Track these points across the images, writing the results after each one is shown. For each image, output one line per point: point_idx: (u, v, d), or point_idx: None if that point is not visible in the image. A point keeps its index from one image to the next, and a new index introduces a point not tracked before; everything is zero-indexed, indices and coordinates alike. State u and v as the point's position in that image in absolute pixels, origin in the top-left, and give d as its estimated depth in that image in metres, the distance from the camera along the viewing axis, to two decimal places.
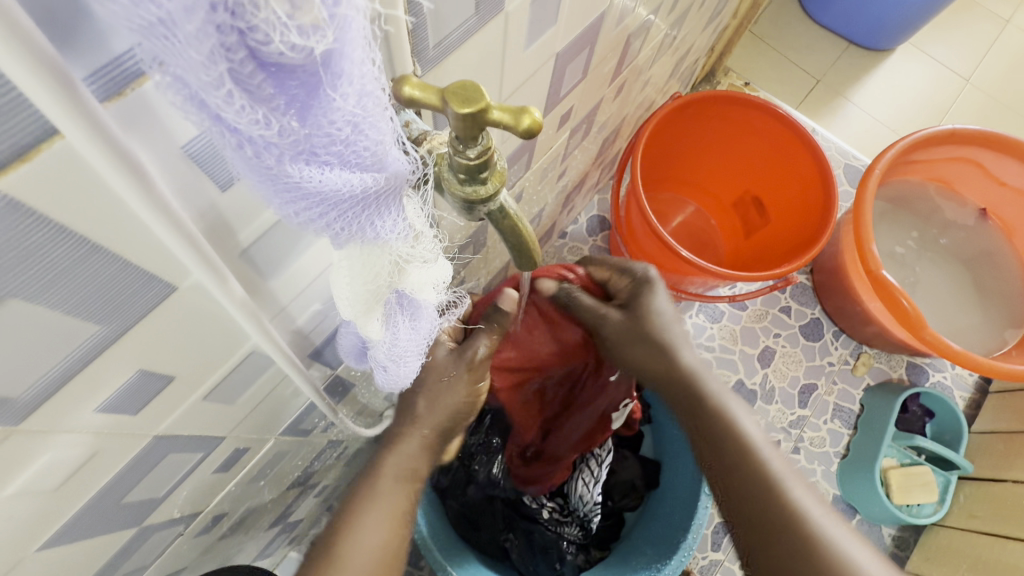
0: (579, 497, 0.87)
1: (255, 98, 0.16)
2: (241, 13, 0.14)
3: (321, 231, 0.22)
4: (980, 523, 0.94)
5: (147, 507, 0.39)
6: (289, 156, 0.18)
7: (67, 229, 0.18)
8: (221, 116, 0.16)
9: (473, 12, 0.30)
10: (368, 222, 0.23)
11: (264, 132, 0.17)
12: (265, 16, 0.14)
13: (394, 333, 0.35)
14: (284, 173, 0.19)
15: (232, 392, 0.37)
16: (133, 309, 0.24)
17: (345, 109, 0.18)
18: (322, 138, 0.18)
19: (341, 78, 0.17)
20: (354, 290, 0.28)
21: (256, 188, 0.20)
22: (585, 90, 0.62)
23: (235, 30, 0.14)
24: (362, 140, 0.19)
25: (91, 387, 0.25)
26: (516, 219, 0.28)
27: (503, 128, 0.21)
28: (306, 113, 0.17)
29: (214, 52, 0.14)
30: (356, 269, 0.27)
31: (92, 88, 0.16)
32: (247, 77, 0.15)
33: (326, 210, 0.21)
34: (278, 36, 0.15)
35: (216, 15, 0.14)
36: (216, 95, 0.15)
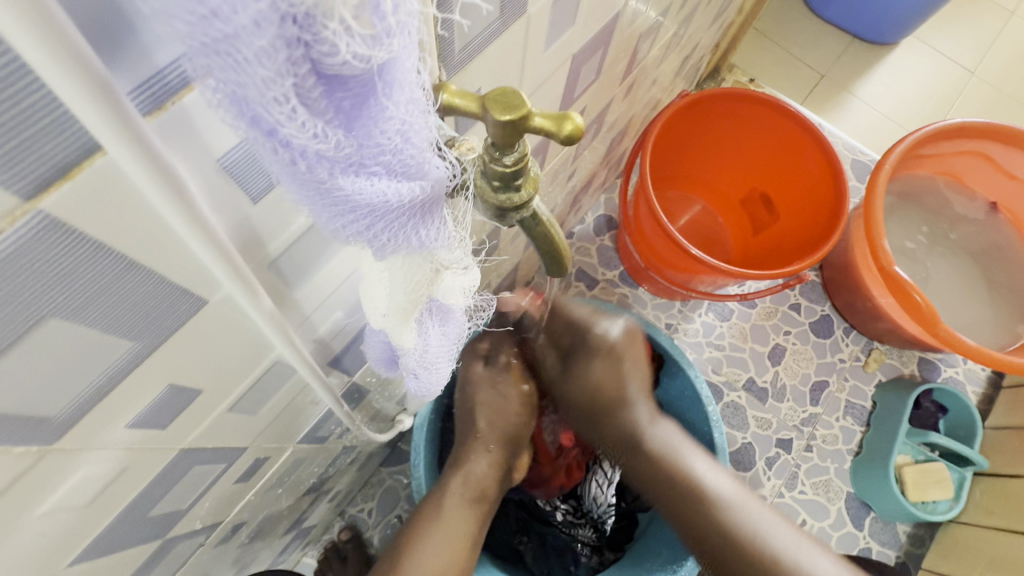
0: (593, 499, 0.89)
1: (314, 111, 0.16)
2: (310, 26, 0.14)
3: (366, 243, 0.22)
4: (997, 520, 0.93)
5: (171, 520, 0.39)
6: (340, 168, 0.18)
7: (107, 246, 0.18)
8: (279, 133, 0.16)
9: (498, 15, 0.30)
10: (413, 231, 0.23)
11: (322, 146, 0.16)
12: (333, 27, 0.14)
13: (425, 339, 0.34)
14: (335, 186, 0.18)
15: (256, 403, 0.36)
16: (166, 324, 0.23)
17: (397, 117, 0.18)
18: (372, 149, 0.18)
19: (394, 86, 0.17)
20: (394, 299, 0.28)
21: (303, 203, 0.19)
22: (597, 91, 0.61)
23: (302, 42, 0.14)
24: (410, 148, 0.19)
25: (123, 403, 0.25)
26: (549, 225, 0.28)
27: (544, 135, 0.20)
28: (359, 125, 0.17)
29: (283, 66, 0.14)
30: (397, 280, 0.27)
31: (135, 101, 0.15)
32: (309, 91, 0.15)
33: (372, 222, 0.21)
34: (344, 46, 0.14)
35: (286, 29, 0.13)
36: (279, 110, 0.15)
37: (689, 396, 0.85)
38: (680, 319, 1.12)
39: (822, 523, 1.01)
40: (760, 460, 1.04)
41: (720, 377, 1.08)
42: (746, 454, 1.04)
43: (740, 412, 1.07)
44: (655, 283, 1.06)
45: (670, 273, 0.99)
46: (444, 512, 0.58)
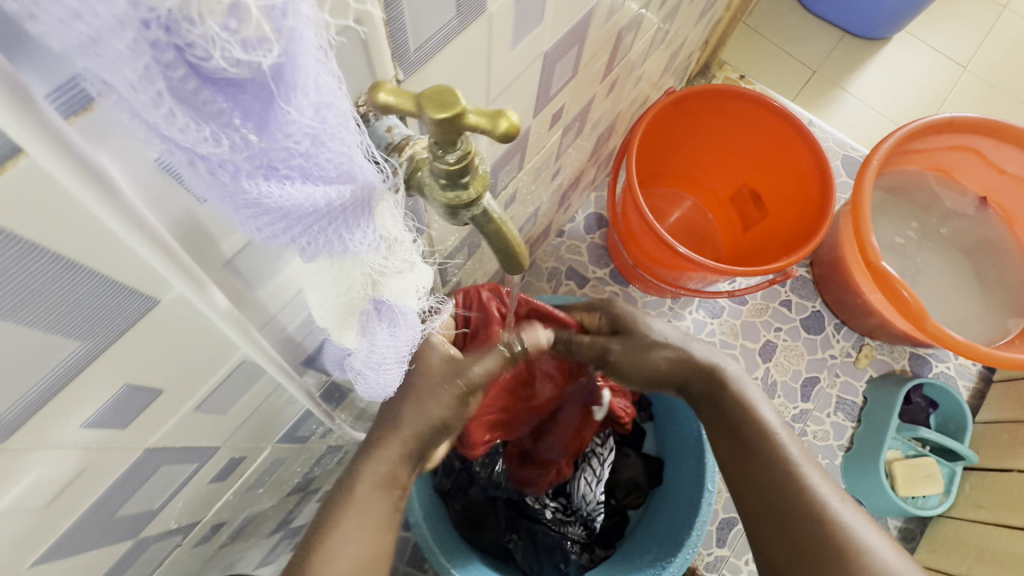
0: (582, 497, 0.87)
1: (202, 114, 0.16)
2: (176, 29, 0.14)
3: (287, 245, 0.23)
4: (987, 514, 0.93)
5: (143, 519, 0.39)
6: (246, 171, 0.18)
7: (40, 246, 0.18)
8: (166, 133, 0.16)
9: (455, 14, 0.30)
10: (338, 236, 0.23)
11: (216, 149, 0.17)
12: (202, 31, 0.14)
13: (371, 339, 0.34)
14: (241, 188, 0.19)
15: (224, 403, 0.37)
16: (115, 325, 0.23)
17: (301, 122, 0.18)
18: (279, 153, 0.18)
19: (295, 91, 0.17)
20: (325, 303, 0.29)
21: (218, 205, 0.20)
22: (576, 87, 0.61)
23: (172, 46, 0.14)
24: (324, 152, 0.19)
25: (77, 402, 0.25)
26: (500, 222, 0.28)
27: (479, 132, 0.21)
28: (260, 129, 0.17)
29: (150, 68, 0.14)
30: (327, 281, 0.28)
31: (54, 104, 0.16)
32: (191, 93, 0.15)
33: (288, 224, 0.21)
34: (218, 51, 0.15)
35: (149, 33, 0.13)
36: (157, 113, 0.15)
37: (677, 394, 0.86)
38: (671, 316, 1.12)
39: None
40: None
41: None
42: None
43: None
44: (644, 280, 1.06)
45: (658, 270, 0.99)
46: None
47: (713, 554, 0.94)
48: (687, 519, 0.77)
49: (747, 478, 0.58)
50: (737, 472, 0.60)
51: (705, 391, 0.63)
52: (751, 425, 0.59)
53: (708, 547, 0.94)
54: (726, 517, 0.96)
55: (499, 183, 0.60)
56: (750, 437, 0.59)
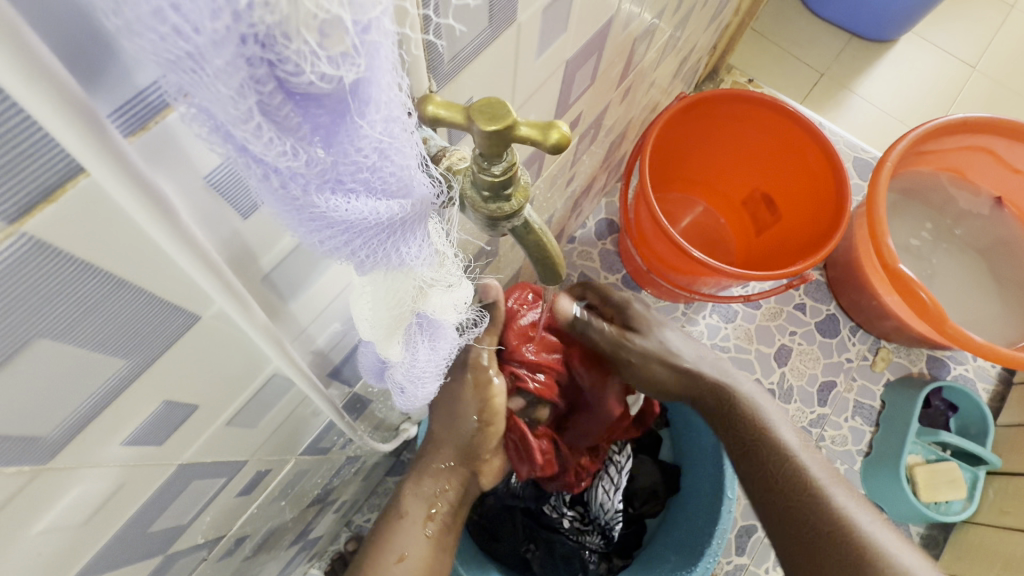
0: (600, 505, 0.85)
1: (283, 129, 0.15)
2: (271, 45, 0.13)
3: (344, 258, 0.22)
4: (1012, 520, 0.91)
5: (173, 534, 0.39)
6: (315, 185, 0.18)
7: (92, 266, 0.18)
8: (247, 146, 0.16)
9: (487, 25, 0.30)
10: (395, 248, 0.23)
11: (292, 163, 0.16)
12: (297, 47, 0.14)
13: (414, 354, 0.34)
14: (309, 203, 0.19)
15: (254, 416, 0.36)
16: (158, 342, 0.23)
17: (373, 136, 0.17)
18: (349, 167, 0.18)
19: (369, 105, 0.17)
20: (377, 314, 0.28)
21: (280, 218, 0.20)
22: (593, 95, 0.61)
23: (265, 62, 0.14)
24: (389, 166, 0.19)
25: (117, 420, 0.25)
26: (541, 233, 0.27)
27: (531, 144, 0.20)
28: (330, 139, 0.17)
29: (244, 85, 0.14)
30: (381, 295, 0.27)
31: (116, 123, 0.15)
32: (275, 108, 0.15)
33: (350, 237, 0.21)
34: (308, 67, 0.14)
35: (246, 49, 0.13)
36: (244, 127, 0.15)
37: None
38: (684, 321, 1.12)
39: None
40: None
41: None
42: None
43: None
44: (658, 285, 1.06)
45: (673, 275, 0.99)
46: (425, 514, 0.58)
47: (732, 562, 0.93)
48: (707, 527, 0.76)
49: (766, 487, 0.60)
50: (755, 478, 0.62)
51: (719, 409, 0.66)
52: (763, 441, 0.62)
53: (727, 556, 0.93)
54: (746, 524, 0.94)
55: None
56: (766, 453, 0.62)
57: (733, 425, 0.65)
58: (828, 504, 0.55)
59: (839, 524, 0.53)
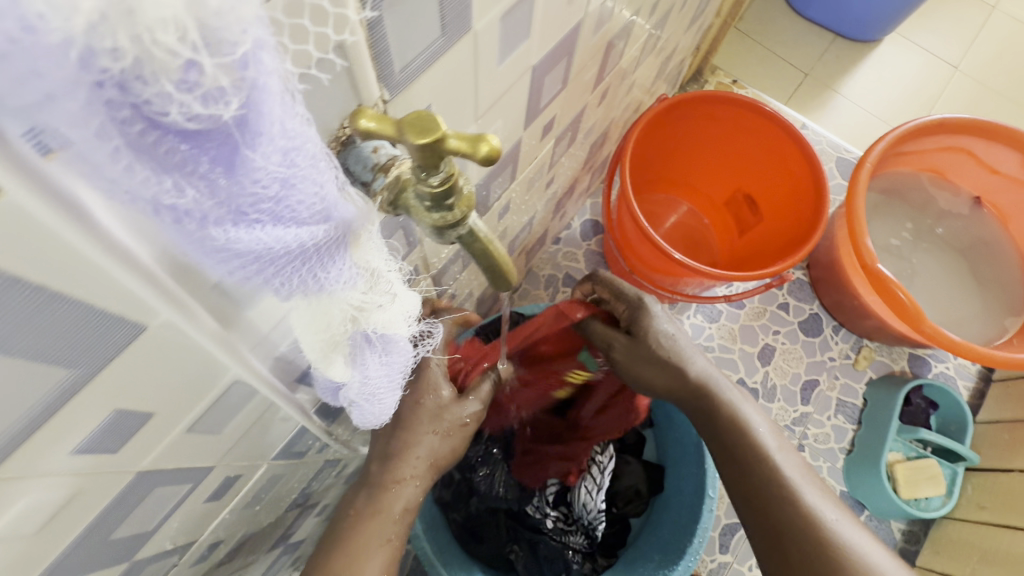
0: (582, 505, 0.85)
1: (161, 163, 0.16)
2: (130, 88, 0.14)
3: (260, 285, 0.23)
4: (990, 515, 0.93)
5: (138, 540, 0.39)
6: (214, 218, 0.18)
7: (20, 279, 0.18)
8: (122, 182, 0.16)
9: (439, 34, 0.30)
10: (311, 274, 0.24)
11: (179, 198, 0.17)
12: (157, 90, 0.14)
13: (363, 370, 0.34)
14: (208, 235, 0.19)
15: (216, 424, 0.37)
16: (101, 352, 0.23)
17: (267, 167, 0.18)
18: (247, 198, 0.19)
19: (260, 137, 0.17)
20: (306, 338, 0.29)
21: (189, 250, 0.20)
22: (567, 98, 0.62)
23: (128, 104, 0.14)
24: (294, 194, 0.20)
25: (64, 430, 0.25)
26: (487, 241, 0.28)
27: (461, 156, 0.21)
28: (226, 173, 0.18)
29: (105, 125, 0.14)
30: (308, 316, 0.28)
31: (29, 142, 0.15)
32: (150, 145, 0.15)
33: (261, 266, 0.22)
34: (175, 107, 0.15)
35: (103, 93, 0.14)
36: (115, 166, 0.15)
37: None
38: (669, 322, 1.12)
39: None
40: None
41: None
42: None
43: None
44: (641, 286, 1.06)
45: (655, 276, 1.00)
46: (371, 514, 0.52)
47: (716, 560, 0.93)
48: (689, 525, 0.78)
49: (747, 491, 0.59)
50: (733, 479, 0.61)
51: (696, 408, 0.65)
52: (743, 442, 0.60)
53: (711, 554, 0.94)
54: (729, 523, 0.95)
55: (491, 195, 0.60)
56: (744, 455, 0.60)
57: (726, 438, 0.62)
58: (800, 505, 0.55)
59: (809, 523, 0.54)
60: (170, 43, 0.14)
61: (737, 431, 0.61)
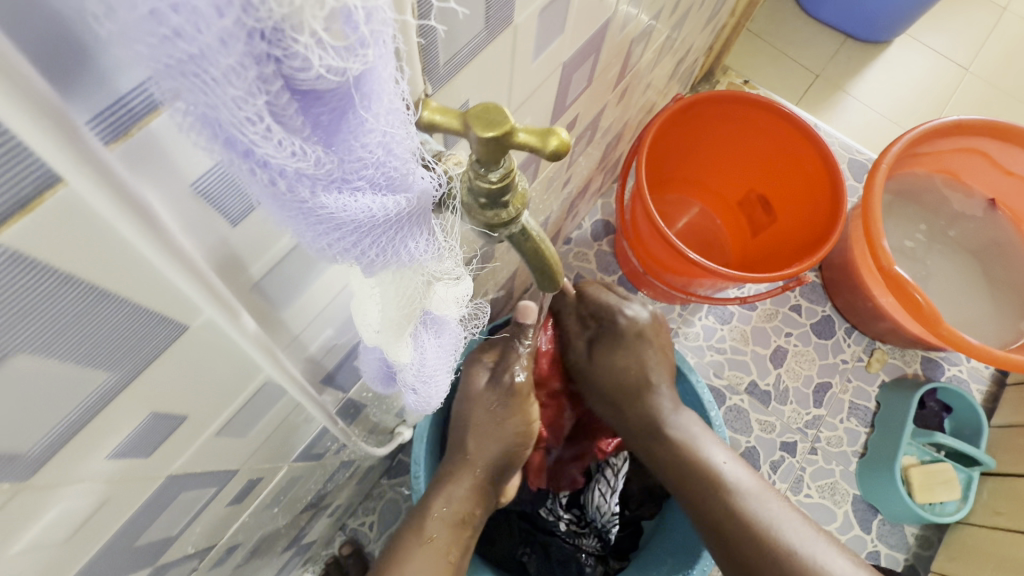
0: (595, 508, 0.85)
1: (291, 129, 0.15)
2: (279, 40, 0.13)
3: (354, 260, 0.21)
4: (1005, 520, 0.92)
5: (161, 546, 0.38)
6: (322, 185, 0.17)
7: (74, 278, 0.17)
8: (254, 151, 0.15)
9: (483, 27, 0.29)
10: (402, 245, 0.22)
11: (301, 164, 0.16)
12: (305, 41, 0.13)
13: (421, 353, 0.33)
14: (318, 204, 0.18)
15: (244, 426, 0.36)
16: (144, 353, 0.22)
17: (377, 130, 0.17)
18: (354, 163, 0.18)
19: (374, 98, 0.16)
20: (387, 314, 0.28)
21: (285, 223, 0.19)
22: (590, 97, 0.61)
23: (272, 59, 0.13)
24: (393, 160, 0.19)
25: (101, 434, 0.24)
26: (538, 241, 0.27)
27: (529, 151, 0.20)
28: (340, 133, 0.17)
29: (253, 84, 0.13)
30: (389, 295, 0.26)
31: (95, 131, 0.15)
32: (282, 108, 0.14)
33: (359, 238, 0.20)
34: (317, 60, 0.14)
35: (254, 46, 0.13)
36: (252, 130, 0.14)
37: (691, 402, 0.84)
38: (680, 323, 1.11)
39: (828, 526, 1.00)
40: (765, 464, 1.03)
41: (723, 381, 1.07)
42: (750, 459, 1.03)
43: (742, 415, 1.06)
44: (654, 287, 1.05)
45: (669, 277, 0.99)
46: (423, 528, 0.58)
47: None
48: None
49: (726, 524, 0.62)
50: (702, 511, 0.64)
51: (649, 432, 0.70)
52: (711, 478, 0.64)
53: None
54: None
55: None
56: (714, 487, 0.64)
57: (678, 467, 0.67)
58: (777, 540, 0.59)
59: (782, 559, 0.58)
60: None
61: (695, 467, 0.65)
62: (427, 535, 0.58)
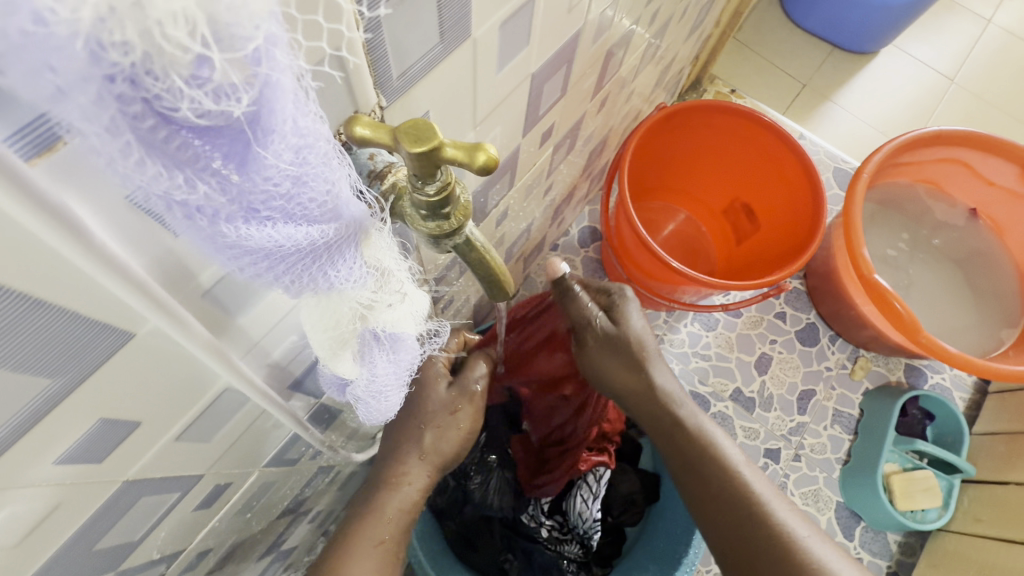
0: (578, 514, 0.85)
1: (175, 162, 0.16)
2: (141, 82, 0.14)
3: (271, 283, 0.22)
4: (986, 527, 0.92)
5: (124, 550, 0.38)
6: (226, 215, 0.18)
7: (5, 288, 0.18)
8: (138, 179, 0.16)
9: (438, 40, 0.30)
10: (322, 272, 0.23)
11: (192, 194, 0.17)
12: (168, 85, 0.14)
13: (372, 367, 0.33)
14: (220, 232, 0.19)
15: (207, 431, 0.36)
16: (87, 361, 0.23)
17: (279, 166, 0.18)
18: (259, 196, 0.18)
19: (271, 135, 0.17)
20: (316, 335, 0.29)
21: (199, 247, 0.20)
22: (566, 106, 0.62)
23: (138, 98, 0.14)
24: (306, 192, 0.19)
25: (47, 441, 0.24)
26: (483, 251, 0.28)
27: (457, 166, 0.20)
28: (240, 170, 0.17)
29: (117, 118, 0.14)
30: (317, 315, 0.28)
31: (15, 148, 0.15)
32: (162, 142, 0.15)
33: (271, 264, 0.21)
34: (185, 103, 0.14)
35: (114, 87, 0.13)
36: (127, 161, 0.15)
37: None
38: (666, 330, 1.12)
39: None
40: None
41: (707, 388, 1.08)
42: None
43: (727, 422, 1.06)
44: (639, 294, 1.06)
45: (652, 283, 0.99)
46: None
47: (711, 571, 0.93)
48: (685, 536, 0.78)
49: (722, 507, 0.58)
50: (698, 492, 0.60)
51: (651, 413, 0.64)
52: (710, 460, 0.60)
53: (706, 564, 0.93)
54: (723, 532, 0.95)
55: (489, 202, 0.60)
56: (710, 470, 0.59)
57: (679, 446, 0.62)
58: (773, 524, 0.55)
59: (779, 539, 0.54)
60: (180, 39, 0.13)
61: (699, 449, 0.61)
62: None
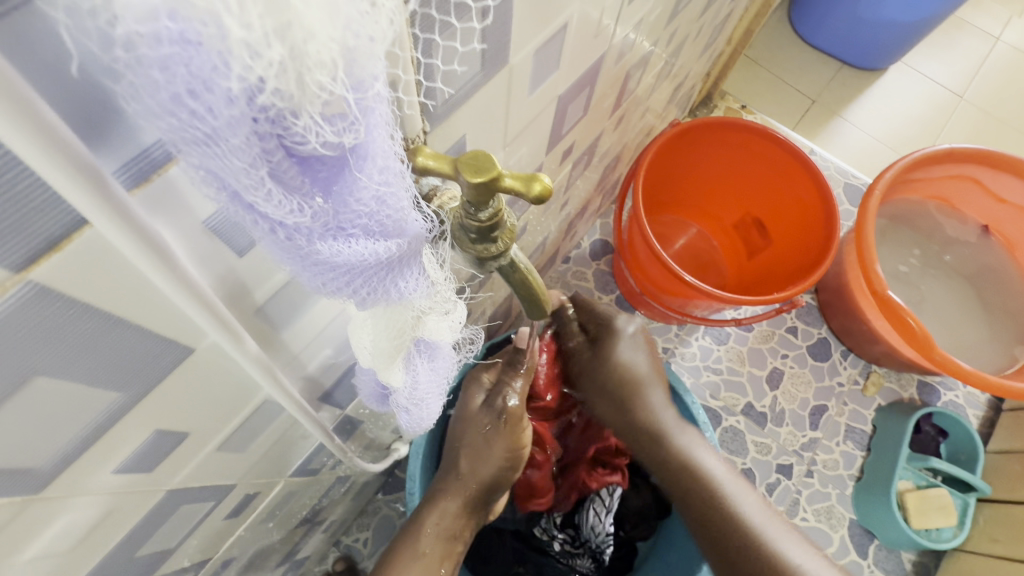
0: (590, 528, 0.83)
1: (290, 189, 0.17)
2: (281, 122, 0.15)
3: (348, 297, 0.23)
4: (1001, 548, 0.92)
5: (160, 557, 0.39)
6: (318, 234, 0.19)
7: (94, 309, 0.19)
8: (255, 207, 0.17)
9: (480, 68, 0.31)
10: (393, 284, 0.24)
11: (300, 219, 0.18)
12: (302, 122, 0.15)
13: (414, 375, 0.34)
14: (313, 250, 0.19)
15: (243, 442, 0.37)
16: (152, 374, 0.24)
17: (370, 187, 0.19)
18: (349, 215, 0.19)
19: (366, 160, 0.18)
20: (378, 344, 0.30)
21: (286, 265, 0.21)
22: (586, 124, 0.63)
23: (274, 135, 0.15)
24: (386, 210, 0.20)
25: (109, 451, 0.25)
26: (526, 272, 0.29)
27: (514, 195, 0.22)
28: (326, 194, 0.18)
29: (257, 158, 0.15)
30: (380, 326, 0.28)
31: (121, 178, 0.16)
32: (284, 172, 0.16)
33: (351, 279, 0.22)
34: (313, 136, 0.15)
35: (258, 127, 0.14)
36: (256, 192, 0.16)
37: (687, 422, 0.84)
38: (677, 343, 1.12)
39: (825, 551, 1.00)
40: (761, 486, 1.02)
41: (719, 402, 1.08)
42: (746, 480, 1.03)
43: (739, 437, 1.06)
44: (652, 307, 1.07)
45: (665, 298, 1.00)
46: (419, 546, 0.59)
47: None
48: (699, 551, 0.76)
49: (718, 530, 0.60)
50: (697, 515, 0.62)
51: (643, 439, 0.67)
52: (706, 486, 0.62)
53: None
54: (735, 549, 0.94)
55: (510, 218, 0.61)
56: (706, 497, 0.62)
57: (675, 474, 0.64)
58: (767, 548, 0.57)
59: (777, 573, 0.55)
60: (323, 82, 0.14)
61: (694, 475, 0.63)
62: (422, 555, 0.58)
